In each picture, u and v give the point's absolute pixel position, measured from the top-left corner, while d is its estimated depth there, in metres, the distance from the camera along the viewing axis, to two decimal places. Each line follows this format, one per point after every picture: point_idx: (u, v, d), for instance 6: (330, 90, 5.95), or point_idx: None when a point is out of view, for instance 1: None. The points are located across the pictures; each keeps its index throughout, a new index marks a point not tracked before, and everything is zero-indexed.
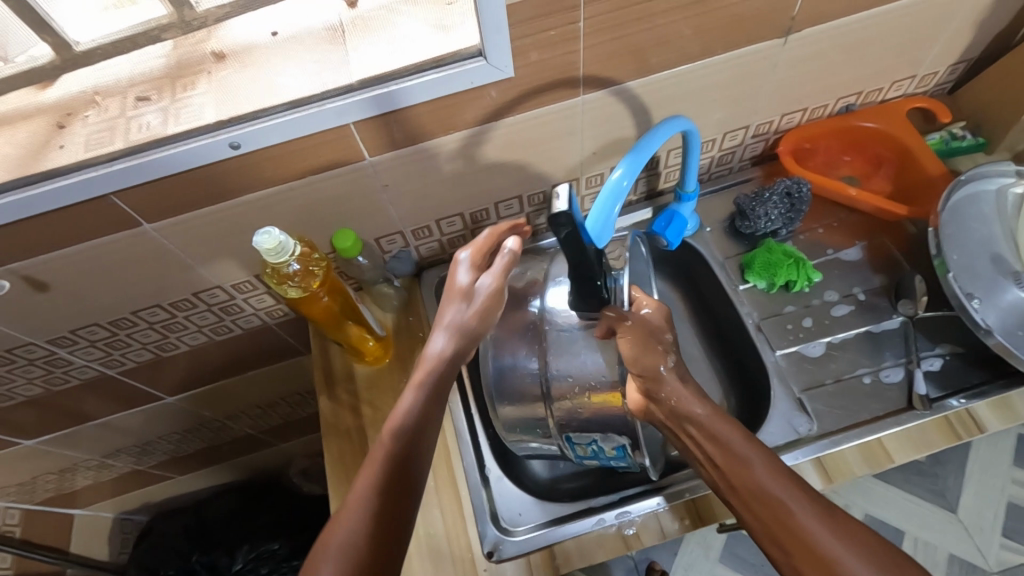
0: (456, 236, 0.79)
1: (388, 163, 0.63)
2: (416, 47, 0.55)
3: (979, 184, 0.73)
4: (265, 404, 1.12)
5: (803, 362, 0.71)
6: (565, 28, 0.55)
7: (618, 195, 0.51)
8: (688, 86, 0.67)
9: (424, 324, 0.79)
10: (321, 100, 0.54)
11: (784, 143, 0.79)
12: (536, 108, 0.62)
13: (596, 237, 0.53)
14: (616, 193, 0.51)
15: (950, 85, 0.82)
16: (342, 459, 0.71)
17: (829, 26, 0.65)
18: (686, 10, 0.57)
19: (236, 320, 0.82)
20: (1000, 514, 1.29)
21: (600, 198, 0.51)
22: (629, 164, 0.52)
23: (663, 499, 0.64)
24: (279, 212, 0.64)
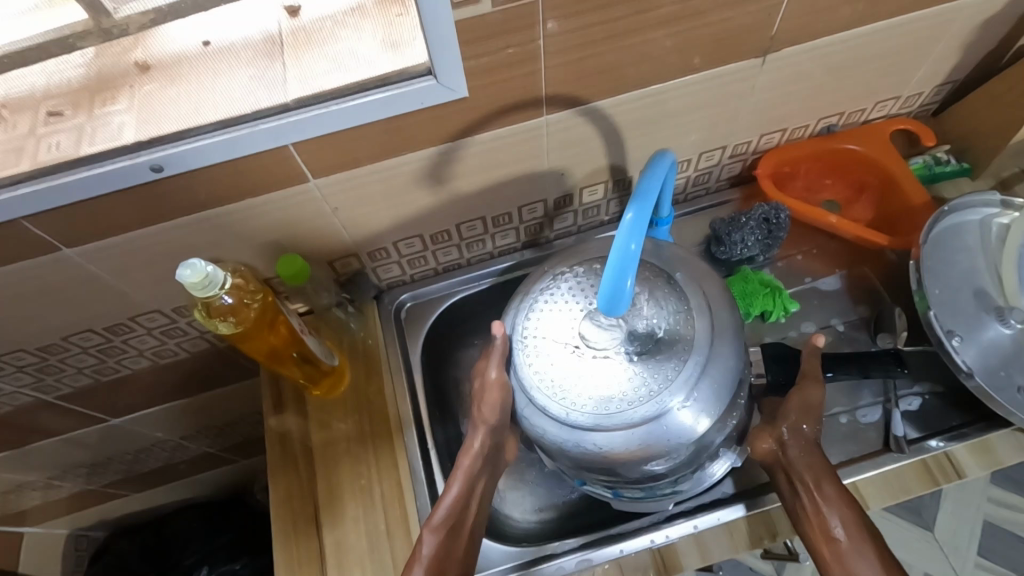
0: (417, 258, 0.74)
1: (336, 184, 0.58)
2: (360, 64, 0.50)
3: (962, 215, 0.71)
4: (223, 422, 1.07)
5: None
6: (525, 47, 0.50)
7: (627, 263, 0.45)
8: (659, 107, 0.63)
9: (381, 351, 0.74)
10: (253, 121, 0.49)
11: (763, 165, 0.75)
12: (496, 129, 0.58)
13: (613, 304, 0.47)
14: (623, 261, 0.45)
15: (935, 106, 0.78)
16: (289, 492, 0.67)
17: (810, 46, 0.61)
18: (656, 27, 0.53)
19: (181, 343, 0.77)
20: (976, 532, 1.28)
21: (607, 269, 0.45)
22: (631, 221, 0.44)
23: (741, 508, 0.61)
24: (217, 235, 0.59)
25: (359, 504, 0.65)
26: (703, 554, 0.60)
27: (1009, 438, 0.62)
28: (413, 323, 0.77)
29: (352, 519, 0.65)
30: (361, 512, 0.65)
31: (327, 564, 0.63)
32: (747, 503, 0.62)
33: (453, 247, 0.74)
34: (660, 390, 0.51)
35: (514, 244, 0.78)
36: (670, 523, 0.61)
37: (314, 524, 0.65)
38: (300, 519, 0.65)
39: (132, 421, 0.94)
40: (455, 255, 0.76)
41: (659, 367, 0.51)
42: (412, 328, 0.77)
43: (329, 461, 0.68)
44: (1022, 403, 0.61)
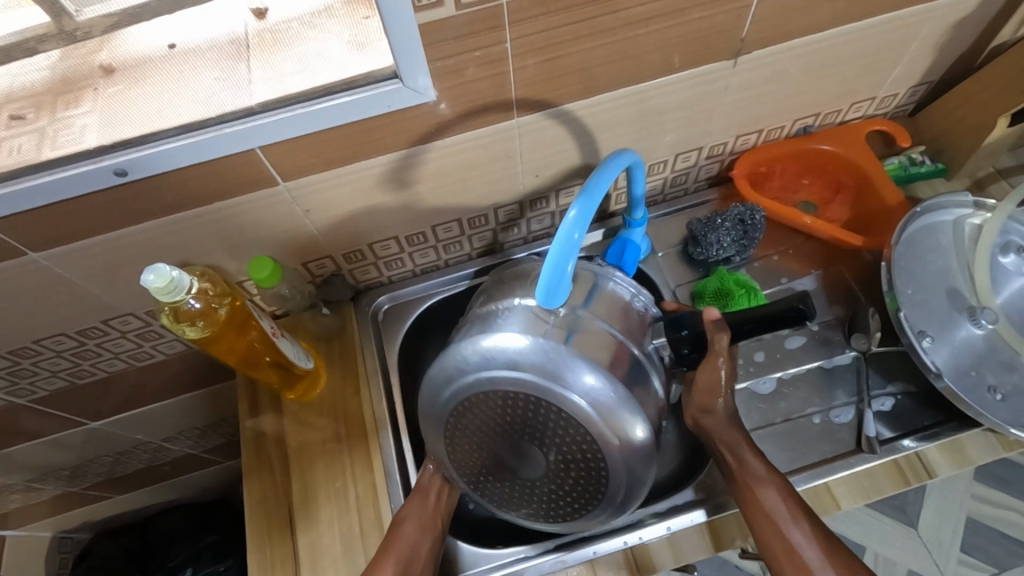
0: (392, 260, 0.74)
1: (306, 187, 0.58)
2: (326, 66, 0.50)
3: (936, 215, 0.71)
4: (205, 424, 1.06)
5: (754, 400, 0.68)
6: (492, 49, 0.50)
7: (570, 251, 0.45)
8: (633, 109, 0.63)
9: (358, 352, 0.74)
10: (217, 125, 0.48)
11: (739, 165, 0.75)
12: (466, 132, 0.58)
13: (551, 296, 0.48)
14: (566, 249, 0.45)
15: (911, 106, 0.79)
16: (262, 494, 0.67)
17: (782, 47, 0.61)
18: (625, 30, 0.53)
19: (157, 346, 0.76)
20: (960, 529, 1.29)
21: (550, 255, 0.45)
22: (580, 210, 0.45)
23: (703, 512, 0.61)
24: (188, 238, 0.59)
25: (335, 506, 0.65)
26: (677, 554, 0.60)
27: (979, 438, 0.63)
28: (390, 325, 0.77)
29: (327, 522, 0.65)
30: (336, 515, 0.65)
31: (301, 567, 0.63)
32: (707, 508, 0.62)
33: (429, 249, 0.74)
34: (585, 494, 0.54)
35: (492, 245, 0.78)
36: (645, 524, 0.61)
37: (286, 526, 0.65)
38: (274, 523, 0.65)
39: (112, 424, 0.94)
40: (431, 256, 0.76)
41: (568, 450, 0.52)
42: (390, 330, 0.77)
43: (304, 463, 0.68)
44: (990, 402, 0.62)
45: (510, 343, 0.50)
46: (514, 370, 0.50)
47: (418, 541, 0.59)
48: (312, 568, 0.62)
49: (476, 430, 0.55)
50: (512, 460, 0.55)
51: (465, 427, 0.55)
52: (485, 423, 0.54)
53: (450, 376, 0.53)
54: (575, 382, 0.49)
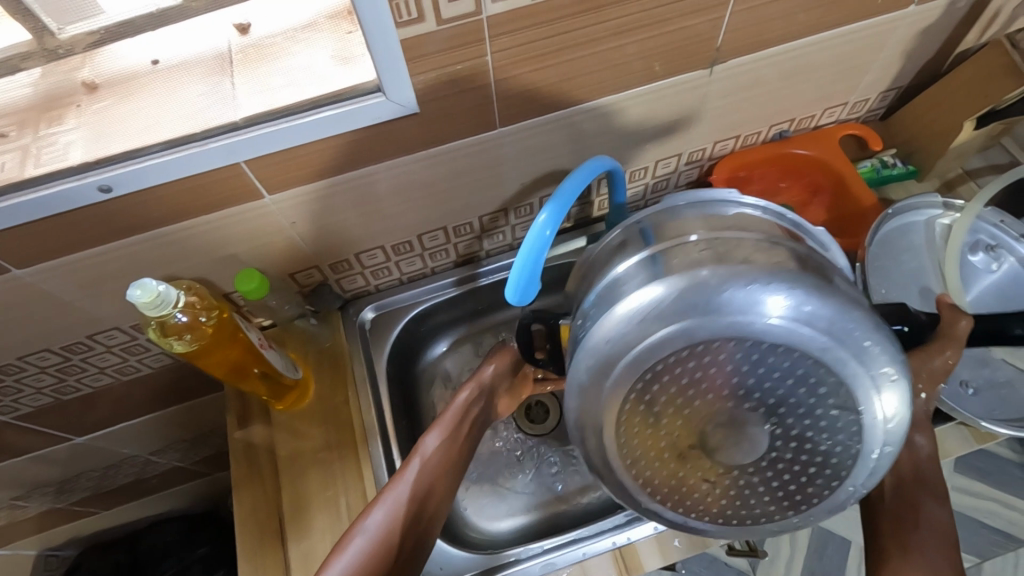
0: (381, 268, 0.75)
1: (292, 199, 0.58)
2: (310, 81, 0.50)
3: (908, 216, 0.73)
4: (193, 437, 1.06)
5: None
6: (474, 62, 0.51)
7: (543, 245, 0.52)
8: (614, 117, 0.64)
9: (347, 360, 0.75)
10: (201, 140, 0.49)
11: (718, 171, 0.77)
12: (450, 142, 0.59)
13: (522, 291, 0.54)
14: (539, 242, 0.52)
15: (883, 111, 0.81)
16: (254, 505, 0.67)
17: (756, 56, 0.63)
18: (603, 42, 0.54)
19: (143, 359, 0.76)
20: None
21: (524, 248, 0.51)
22: (551, 212, 0.52)
23: None
24: (174, 251, 0.59)
25: (326, 516, 0.66)
26: (662, 554, 0.62)
27: (954, 432, 0.65)
28: (379, 333, 0.77)
29: (320, 530, 0.65)
30: (328, 523, 0.65)
31: None
32: None
33: (416, 257, 0.75)
34: (825, 441, 0.47)
35: (478, 252, 0.79)
36: (633, 524, 0.62)
37: (278, 536, 0.65)
38: (266, 533, 0.65)
39: (98, 438, 0.93)
40: (419, 264, 0.77)
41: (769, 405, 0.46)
42: (379, 338, 0.77)
43: (294, 472, 0.68)
44: (963, 396, 0.64)
45: (648, 300, 0.45)
46: (674, 322, 0.44)
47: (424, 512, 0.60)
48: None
49: (652, 418, 0.48)
50: (717, 434, 0.47)
51: (634, 422, 0.48)
52: (667, 406, 0.47)
53: (598, 367, 0.46)
54: (763, 314, 0.43)
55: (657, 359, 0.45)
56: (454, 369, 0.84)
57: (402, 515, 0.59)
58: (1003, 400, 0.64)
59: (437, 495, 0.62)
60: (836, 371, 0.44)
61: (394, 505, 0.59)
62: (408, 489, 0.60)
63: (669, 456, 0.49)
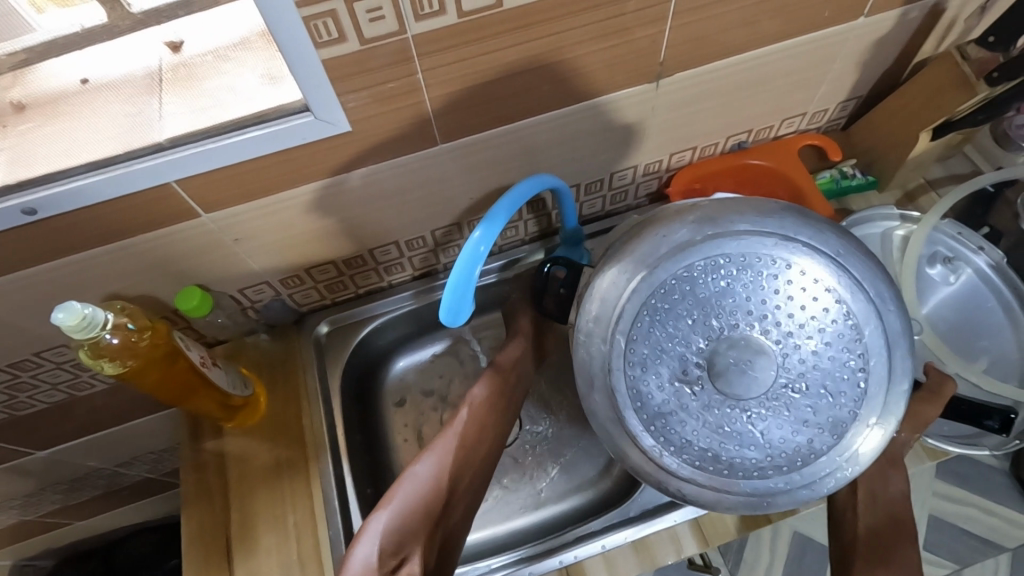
0: (335, 283, 0.74)
1: (232, 217, 0.58)
2: (237, 100, 0.50)
3: (864, 228, 0.72)
4: (160, 449, 1.05)
5: None
6: (406, 80, 0.51)
7: (476, 262, 0.52)
8: (562, 131, 0.63)
9: (300, 376, 0.74)
10: (127, 161, 0.48)
11: (675, 184, 0.77)
12: (389, 159, 0.58)
13: (456, 309, 0.54)
14: (472, 259, 0.52)
15: (843, 121, 0.80)
16: (202, 524, 0.66)
17: (703, 69, 0.62)
18: (543, 58, 0.54)
19: (97, 375, 0.76)
20: (924, 528, 1.35)
21: (457, 264, 0.52)
22: (485, 229, 0.52)
23: (636, 528, 0.62)
24: (114, 270, 0.59)
25: (273, 535, 0.65)
26: (609, 571, 0.62)
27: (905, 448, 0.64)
28: (334, 347, 0.77)
29: (268, 547, 0.65)
30: (275, 542, 0.65)
31: None
32: (641, 526, 0.62)
33: (370, 271, 0.75)
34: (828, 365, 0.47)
35: (435, 264, 0.78)
36: (579, 543, 0.62)
37: (225, 555, 0.65)
38: (213, 553, 0.65)
39: (59, 452, 0.92)
40: (374, 278, 0.76)
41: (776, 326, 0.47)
42: (333, 353, 0.76)
43: (244, 490, 0.68)
44: None
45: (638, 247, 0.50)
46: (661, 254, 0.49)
47: (465, 463, 0.65)
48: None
49: (663, 336, 0.48)
50: (721, 362, 0.47)
51: (645, 337, 0.49)
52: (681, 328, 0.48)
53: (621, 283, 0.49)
54: (752, 237, 0.48)
55: (676, 270, 0.49)
56: (413, 381, 0.83)
57: (444, 468, 0.64)
58: (952, 416, 0.64)
59: (473, 453, 0.66)
60: (835, 291, 0.47)
61: (440, 460, 0.64)
62: (449, 442, 0.65)
63: (674, 381, 0.48)
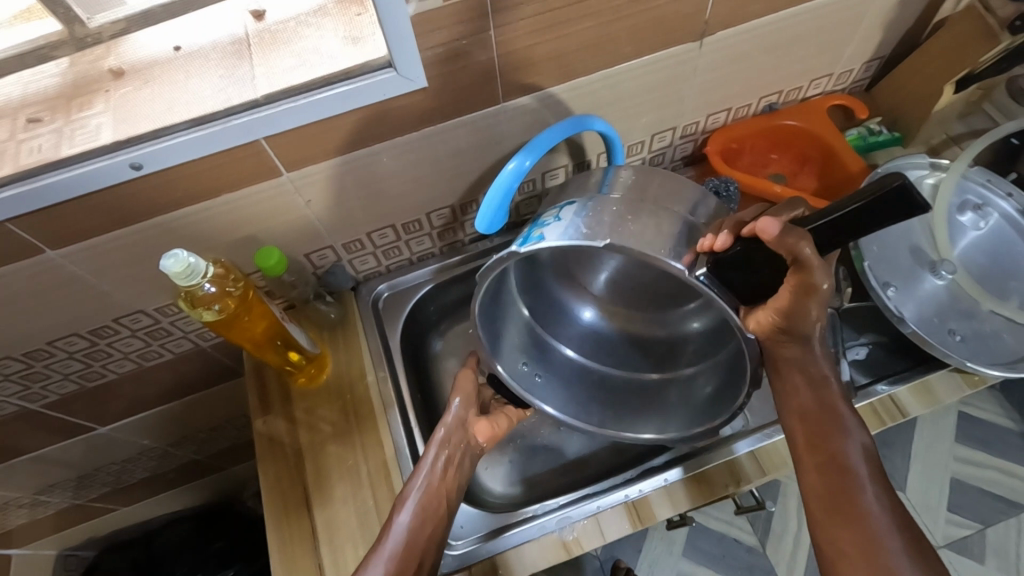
0: (392, 249, 0.78)
1: (308, 177, 0.61)
2: (323, 61, 0.53)
3: (896, 177, 0.75)
4: (211, 428, 1.09)
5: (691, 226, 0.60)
6: (478, 38, 0.54)
7: (508, 185, 0.55)
8: (612, 91, 0.67)
9: (361, 339, 0.78)
10: (224, 118, 0.52)
11: (711, 143, 0.80)
12: (455, 117, 0.62)
13: (489, 224, 0.57)
14: (505, 183, 0.55)
15: (867, 82, 0.84)
16: (278, 479, 0.69)
17: (744, 28, 0.66)
18: (601, 16, 0.58)
19: (165, 344, 0.79)
20: (945, 491, 1.43)
21: (493, 188, 0.55)
22: (521, 157, 0.56)
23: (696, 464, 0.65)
24: (197, 231, 0.62)
25: (348, 483, 0.69)
26: (673, 503, 0.64)
27: (946, 378, 0.68)
28: (390, 312, 0.80)
29: (342, 502, 0.67)
30: (350, 491, 0.68)
31: (320, 544, 0.65)
32: (699, 461, 0.65)
33: (424, 236, 0.78)
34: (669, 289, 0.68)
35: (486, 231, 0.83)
36: (643, 478, 0.65)
37: (303, 505, 0.68)
38: (292, 505, 0.68)
39: (119, 430, 0.96)
40: (427, 244, 0.80)
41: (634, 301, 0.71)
42: (390, 317, 0.80)
43: (317, 445, 0.71)
44: (951, 343, 0.67)
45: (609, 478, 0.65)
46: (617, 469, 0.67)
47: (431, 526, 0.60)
48: (335, 543, 0.65)
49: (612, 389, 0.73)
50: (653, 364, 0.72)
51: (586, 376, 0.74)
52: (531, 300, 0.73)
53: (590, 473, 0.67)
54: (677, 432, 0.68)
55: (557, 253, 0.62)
56: (462, 344, 0.87)
57: (424, 516, 0.60)
58: (987, 347, 0.68)
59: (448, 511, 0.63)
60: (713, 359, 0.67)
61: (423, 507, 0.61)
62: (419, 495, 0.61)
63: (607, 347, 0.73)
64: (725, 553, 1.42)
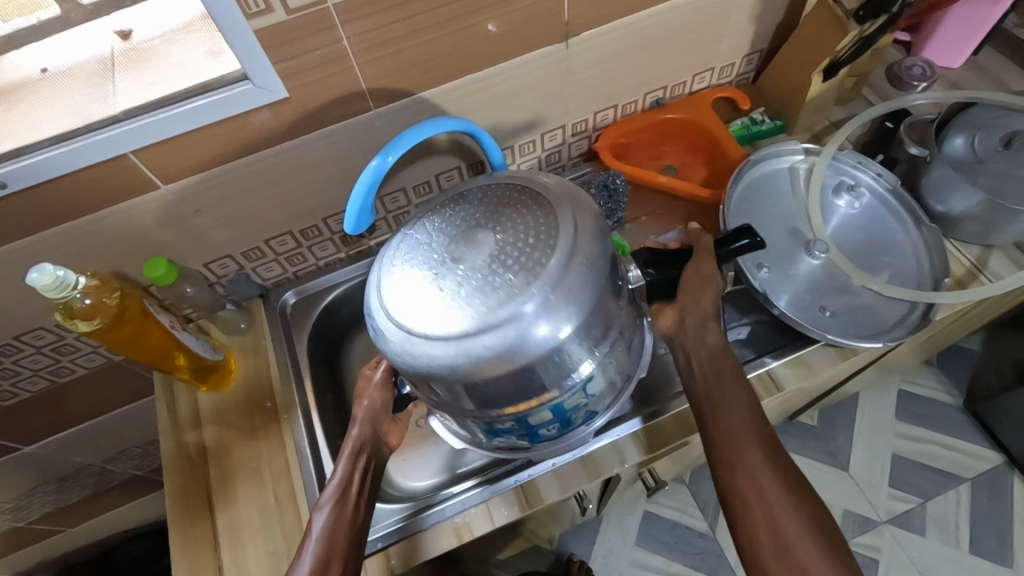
0: (295, 255, 0.80)
1: (188, 188, 0.63)
2: (183, 76, 0.56)
3: (772, 163, 0.80)
4: (146, 442, 1.09)
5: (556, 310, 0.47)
6: (332, 48, 0.57)
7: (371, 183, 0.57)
8: (487, 93, 0.70)
9: (267, 344, 0.80)
10: (85, 134, 0.54)
11: (602, 139, 0.83)
12: (329, 124, 0.64)
13: (357, 224, 0.59)
14: (367, 184, 0.57)
15: (752, 74, 0.88)
16: (183, 487, 0.70)
17: (609, 28, 0.70)
18: (458, 22, 0.60)
19: (76, 360, 0.80)
20: (887, 467, 1.47)
21: (356, 189, 0.57)
22: (385, 153, 0.58)
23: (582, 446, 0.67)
24: (80, 247, 0.64)
25: (251, 485, 0.70)
26: (561, 485, 0.67)
27: (821, 352, 0.71)
28: (298, 318, 0.82)
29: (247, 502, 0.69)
30: (253, 492, 0.70)
31: (222, 545, 0.67)
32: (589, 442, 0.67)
33: (326, 241, 0.80)
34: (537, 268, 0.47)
35: (391, 234, 0.85)
36: (534, 463, 0.67)
37: (208, 509, 0.69)
38: (196, 510, 0.69)
39: (49, 448, 0.96)
40: (331, 249, 0.82)
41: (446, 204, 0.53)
42: (297, 323, 0.81)
43: (223, 450, 0.72)
44: (822, 318, 0.71)
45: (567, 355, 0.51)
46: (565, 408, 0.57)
47: (353, 523, 0.58)
48: (239, 545, 0.67)
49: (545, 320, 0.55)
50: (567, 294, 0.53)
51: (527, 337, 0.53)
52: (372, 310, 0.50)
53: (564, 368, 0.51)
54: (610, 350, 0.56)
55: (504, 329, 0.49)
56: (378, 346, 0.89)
57: (344, 513, 0.58)
58: (857, 321, 0.71)
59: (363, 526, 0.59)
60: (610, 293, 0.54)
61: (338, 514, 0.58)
62: (335, 504, 0.58)
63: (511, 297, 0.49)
64: (677, 541, 1.45)
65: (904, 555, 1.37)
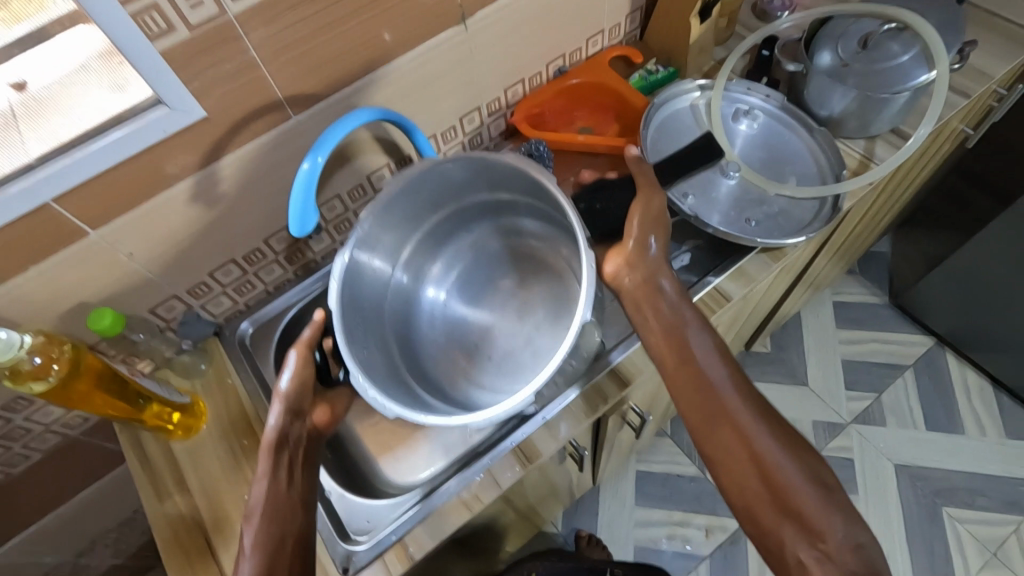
0: (243, 283, 0.79)
1: (119, 229, 0.62)
2: (96, 113, 0.55)
3: (675, 103, 0.86)
4: (118, 525, 1.02)
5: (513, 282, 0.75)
6: (241, 57, 0.58)
7: (309, 181, 0.60)
8: (403, 83, 0.73)
9: (231, 377, 0.78)
10: (2, 187, 0.53)
11: (517, 113, 0.87)
12: (256, 139, 0.65)
13: (304, 225, 0.61)
14: (306, 182, 0.60)
15: (638, 31, 0.95)
16: (176, 536, 0.68)
17: (503, 4, 0.74)
18: (365, 13, 0.63)
19: (28, 444, 0.76)
20: (840, 373, 1.57)
21: (296, 191, 0.59)
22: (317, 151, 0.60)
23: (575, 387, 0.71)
24: (16, 313, 0.61)
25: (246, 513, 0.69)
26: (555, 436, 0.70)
27: (755, 259, 0.78)
28: (259, 347, 0.80)
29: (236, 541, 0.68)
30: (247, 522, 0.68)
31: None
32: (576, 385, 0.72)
33: (272, 263, 0.80)
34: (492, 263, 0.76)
35: (336, 244, 0.85)
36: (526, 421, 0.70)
37: (208, 551, 0.67)
38: (194, 552, 0.67)
39: (12, 551, 0.89)
40: (277, 271, 0.81)
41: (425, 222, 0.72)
42: (259, 352, 0.80)
43: (211, 489, 0.71)
44: (749, 228, 0.77)
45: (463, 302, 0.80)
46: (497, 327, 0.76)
47: (285, 529, 0.56)
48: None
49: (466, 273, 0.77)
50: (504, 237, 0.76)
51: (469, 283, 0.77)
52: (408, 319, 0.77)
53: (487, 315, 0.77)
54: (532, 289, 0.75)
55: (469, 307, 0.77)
56: None
57: (273, 525, 0.56)
58: (779, 223, 0.78)
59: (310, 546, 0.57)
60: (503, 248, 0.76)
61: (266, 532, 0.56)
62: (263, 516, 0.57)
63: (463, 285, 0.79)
64: (672, 491, 1.49)
65: (872, 447, 1.47)
